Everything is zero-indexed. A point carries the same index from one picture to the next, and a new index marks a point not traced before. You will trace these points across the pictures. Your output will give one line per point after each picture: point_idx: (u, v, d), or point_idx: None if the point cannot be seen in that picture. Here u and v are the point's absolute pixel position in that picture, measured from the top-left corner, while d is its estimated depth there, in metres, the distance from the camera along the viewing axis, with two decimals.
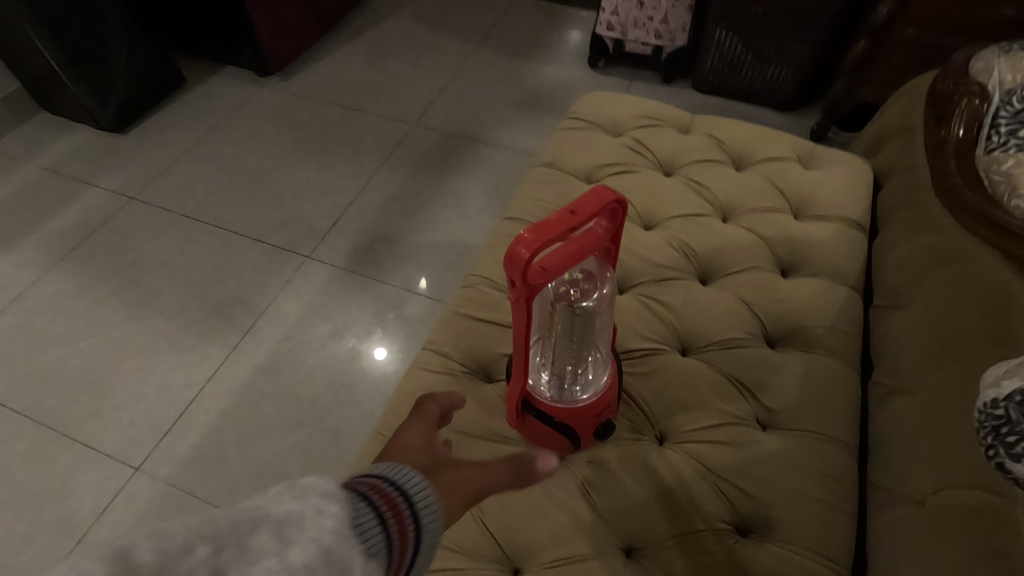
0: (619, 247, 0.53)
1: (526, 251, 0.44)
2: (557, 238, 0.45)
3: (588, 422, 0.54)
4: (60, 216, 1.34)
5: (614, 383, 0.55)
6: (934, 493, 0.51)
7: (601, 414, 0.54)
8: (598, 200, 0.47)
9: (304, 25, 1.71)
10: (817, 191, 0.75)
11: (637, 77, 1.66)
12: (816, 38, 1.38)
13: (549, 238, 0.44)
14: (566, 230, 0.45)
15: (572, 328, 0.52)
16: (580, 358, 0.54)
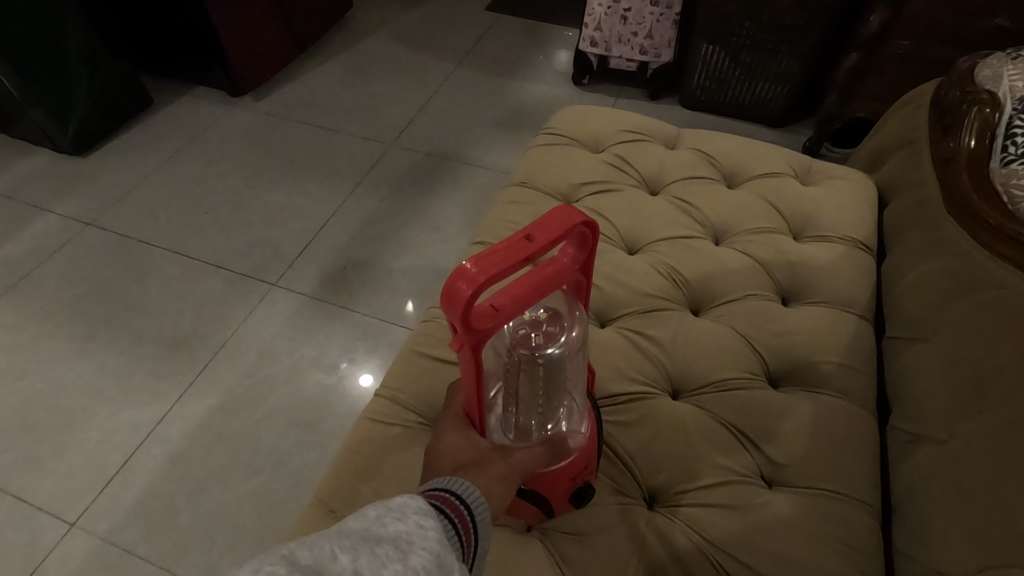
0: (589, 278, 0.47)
1: (469, 289, 0.39)
2: (508, 274, 0.39)
3: (563, 488, 0.46)
4: (10, 244, 1.26)
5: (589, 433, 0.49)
6: (978, 573, 0.43)
7: (577, 478, 0.47)
8: (559, 225, 0.41)
9: (278, 43, 1.66)
10: (817, 209, 0.69)
11: (623, 94, 1.61)
12: (806, 52, 1.34)
13: (499, 273, 0.39)
14: (519, 263, 0.39)
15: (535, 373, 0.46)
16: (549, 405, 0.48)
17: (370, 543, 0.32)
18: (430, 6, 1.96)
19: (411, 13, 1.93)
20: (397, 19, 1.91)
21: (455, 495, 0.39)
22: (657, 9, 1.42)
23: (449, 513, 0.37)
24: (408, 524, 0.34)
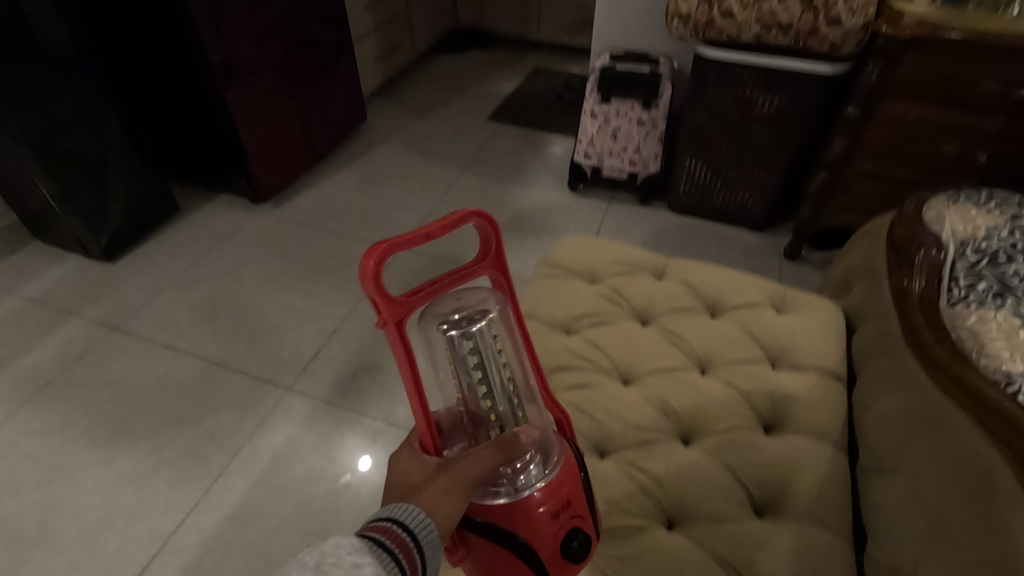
0: (502, 275, 0.59)
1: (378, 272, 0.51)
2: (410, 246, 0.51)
3: (543, 515, 0.54)
4: (38, 349, 1.32)
5: (569, 469, 0.57)
6: None
7: (557, 509, 0.54)
8: (451, 220, 0.53)
9: (298, 156, 1.81)
10: (791, 339, 0.76)
11: (615, 200, 1.74)
12: (780, 169, 1.48)
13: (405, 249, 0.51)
14: (418, 238, 0.51)
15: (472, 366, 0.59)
16: (506, 416, 0.61)
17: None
18: (437, 117, 2.14)
19: (420, 124, 2.11)
20: (406, 129, 2.08)
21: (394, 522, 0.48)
22: (644, 127, 1.59)
23: (386, 546, 0.46)
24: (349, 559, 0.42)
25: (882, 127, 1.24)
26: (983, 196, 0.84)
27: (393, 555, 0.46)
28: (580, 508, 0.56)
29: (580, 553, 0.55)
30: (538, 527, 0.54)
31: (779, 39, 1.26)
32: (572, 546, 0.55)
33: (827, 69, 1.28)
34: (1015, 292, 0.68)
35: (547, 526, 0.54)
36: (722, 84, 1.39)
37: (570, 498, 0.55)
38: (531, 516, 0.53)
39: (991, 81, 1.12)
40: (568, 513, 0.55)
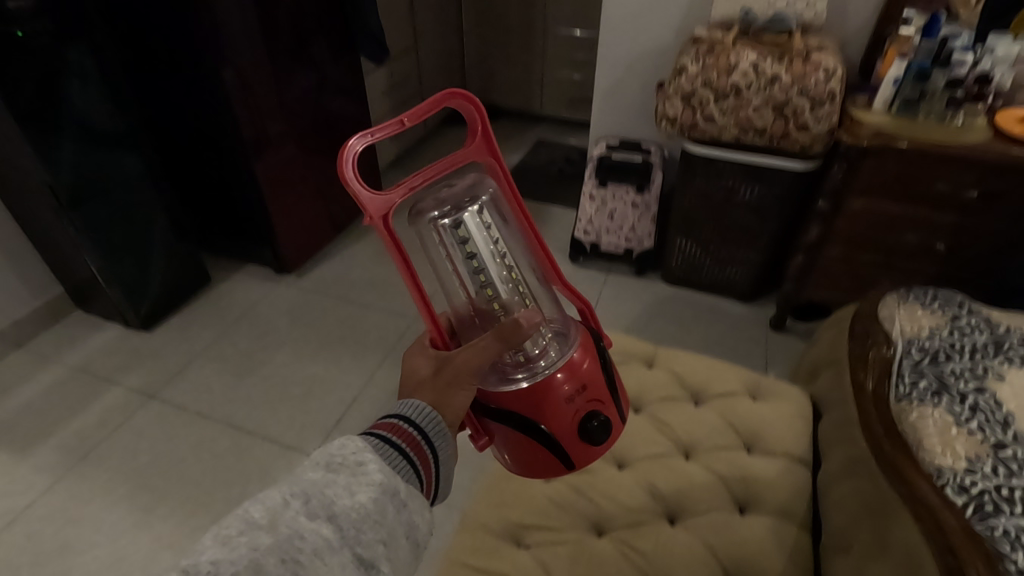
0: (486, 142, 0.69)
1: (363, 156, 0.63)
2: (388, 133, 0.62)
3: (558, 394, 0.69)
4: (81, 416, 1.44)
5: (590, 372, 0.72)
6: None
7: (571, 389, 0.70)
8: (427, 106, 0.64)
9: (320, 230, 1.97)
10: (763, 427, 0.88)
11: (613, 271, 1.88)
12: (762, 248, 1.62)
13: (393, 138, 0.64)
14: (394, 124, 0.62)
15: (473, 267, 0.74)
16: (506, 304, 0.75)
17: (333, 474, 0.50)
18: None
19: None
20: None
21: (397, 420, 0.59)
22: (637, 208, 1.73)
23: (393, 443, 0.56)
24: (357, 453, 0.52)
25: (850, 218, 1.38)
26: (928, 296, 0.97)
27: (401, 448, 0.56)
28: (596, 395, 0.71)
29: (598, 438, 0.71)
30: (555, 409, 0.69)
31: (755, 140, 1.42)
32: (591, 428, 0.70)
33: (799, 166, 1.43)
34: (950, 390, 0.80)
35: (564, 411, 0.69)
36: (709, 175, 1.54)
37: (586, 385, 0.71)
38: (548, 393, 0.69)
39: (942, 181, 1.26)
40: (581, 398, 0.70)
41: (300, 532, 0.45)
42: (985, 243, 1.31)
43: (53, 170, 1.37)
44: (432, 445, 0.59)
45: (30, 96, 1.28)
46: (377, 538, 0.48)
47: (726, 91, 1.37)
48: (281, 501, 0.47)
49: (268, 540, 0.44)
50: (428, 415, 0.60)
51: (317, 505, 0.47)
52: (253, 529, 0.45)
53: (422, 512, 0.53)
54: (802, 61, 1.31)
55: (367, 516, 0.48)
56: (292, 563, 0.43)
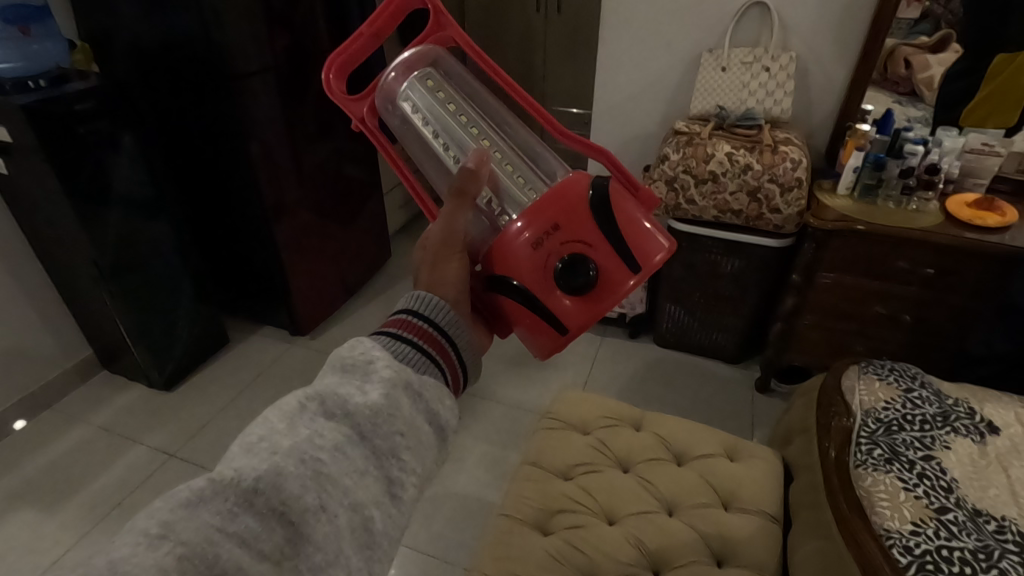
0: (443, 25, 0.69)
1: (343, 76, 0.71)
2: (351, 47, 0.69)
3: (534, 229, 0.61)
4: (106, 474, 1.52)
5: (569, 211, 0.61)
6: None
7: (547, 221, 0.61)
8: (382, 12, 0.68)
9: (333, 294, 2.10)
10: (738, 485, 0.97)
11: (607, 334, 2.00)
12: (745, 315, 1.74)
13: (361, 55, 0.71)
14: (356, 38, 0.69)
15: (434, 142, 0.69)
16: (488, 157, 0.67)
17: (345, 377, 0.46)
18: None
19: None
20: None
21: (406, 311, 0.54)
22: None
23: (404, 336, 0.51)
24: (367, 350, 0.48)
25: (823, 290, 1.51)
26: (885, 369, 1.08)
27: (413, 339, 0.51)
28: (581, 236, 0.61)
29: (588, 284, 0.61)
30: (527, 257, 0.61)
31: (732, 219, 1.58)
32: (574, 274, 0.61)
33: (774, 243, 1.58)
34: (901, 459, 0.91)
35: (539, 258, 0.61)
36: (693, 249, 1.68)
37: (559, 225, 0.61)
38: (525, 234, 0.61)
39: (902, 260, 1.39)
40: (555, 242, 0.61)
41: (317, 432, 0.41)
42: (946, 316, 1.43)
43: (98, 244, 1.51)
44: (448, 334, 0.54)
45: (86, 180, 1.44)
46: (395, 429, 0.44)
47: (705, 176, 1.53)
48: (293, 406, 0.43)
49: (285, 445, 0.40)
50: (437, 305, 0.55)
51: (331, 406, 0.43)
52: (268, 435, 0.41)
53: (442, 397, 0.49)
54: (771, 152, 1.47)
55: (384, 409, 0.44)
56: (312, 465, 0.40)
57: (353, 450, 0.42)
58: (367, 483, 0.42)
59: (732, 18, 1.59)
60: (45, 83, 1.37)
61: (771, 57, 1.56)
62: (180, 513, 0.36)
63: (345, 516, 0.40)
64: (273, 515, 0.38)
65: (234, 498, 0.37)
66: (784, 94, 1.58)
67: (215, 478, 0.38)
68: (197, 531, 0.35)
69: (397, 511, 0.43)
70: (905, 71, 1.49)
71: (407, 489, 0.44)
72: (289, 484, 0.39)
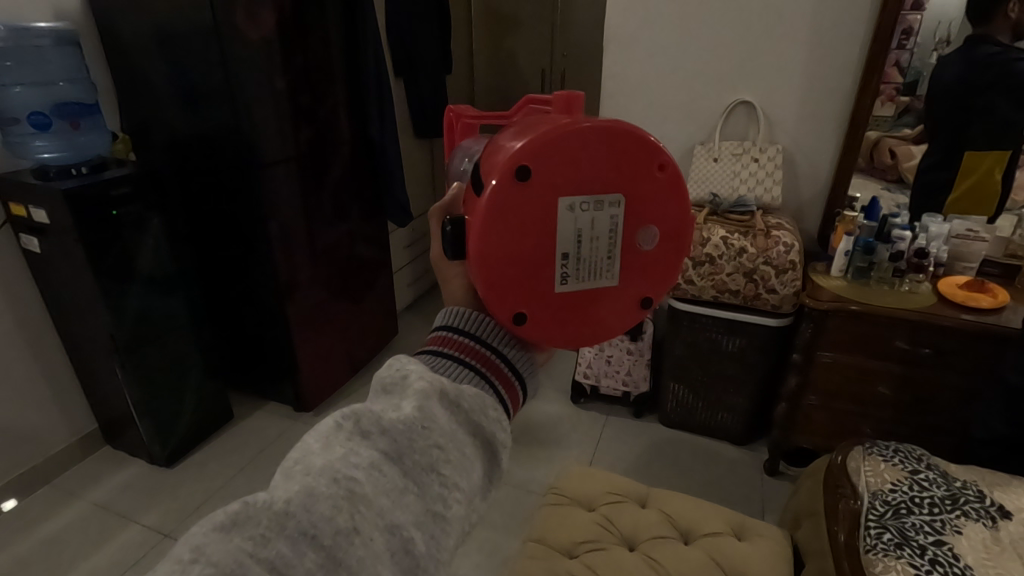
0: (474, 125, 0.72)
1: None
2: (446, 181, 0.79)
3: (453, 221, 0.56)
4: (98, 554, 1.48)
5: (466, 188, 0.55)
6: None
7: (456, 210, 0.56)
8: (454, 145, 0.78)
9: (339, 370, 2.12)
10: (747, 566, 0.94)
11: (611, 413, 1.99)
12: (749, 394, 1.74)
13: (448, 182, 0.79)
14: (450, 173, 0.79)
15: None
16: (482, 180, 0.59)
17: (382, 398, 0.43)
18: None
19: None
20: None
21: (446, 327, 0.51)
22: (632, 355, 1.89)
23: (446, 352, 0.49)
24: (404, 368, 0.45)
25: (824, 368, 1.52)
26: (890, 450, 1.08)
27: (455, 355, 0.49)
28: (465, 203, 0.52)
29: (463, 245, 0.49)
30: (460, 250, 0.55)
31: (730, 299, 1.63)
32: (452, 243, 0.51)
33: (775, 323, 1.60)
34: (911, 544, 0.89)
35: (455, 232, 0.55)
36: (694, 327, 1.71)
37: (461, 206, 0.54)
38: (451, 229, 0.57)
39: (899, 340, 1.42)
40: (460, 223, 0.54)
41: (353, 451, 0.39)
42: (951, 397, 1.43)
43: (117, 319, 1.56)
44: (493, 347, 0.50)
45: (113, 259, 1.52)
46: (434, 443, 0.41)
47: (702, 258, 1.60)
48: (330, 428, 0.41)
49: (319, 465, 0.38)
50: (476, 319, 0.52)
51: (367, 424, 0.41)
52: (302, 458, 0.39)
53: (486, 408, 0.45)
54: (764, 237, 1.55)
55: (420, 423, 0.41)
56: (347, 484, 0.37)
57: (389, 468, 0.39)
58: (406, 502, 0.39)
59: (721, 114, 1.73)
60: (87, 170, 1.49)
61: (759, 149, 1.68)
62: (213, 536, 0.33)
63: (382, 538, 0.37)
64: (305, 540, 0.35)
65: (268, 523, 0.35)
66: (773, 182, 1.68)
67: (250, 500, 0.35)
68: (229, 554, 0.33)
69: (442, 535, 0.39)
70: (891, 160, 1.57)
71: (452, 507, 0.40)
72: (321, 504, 0.36)
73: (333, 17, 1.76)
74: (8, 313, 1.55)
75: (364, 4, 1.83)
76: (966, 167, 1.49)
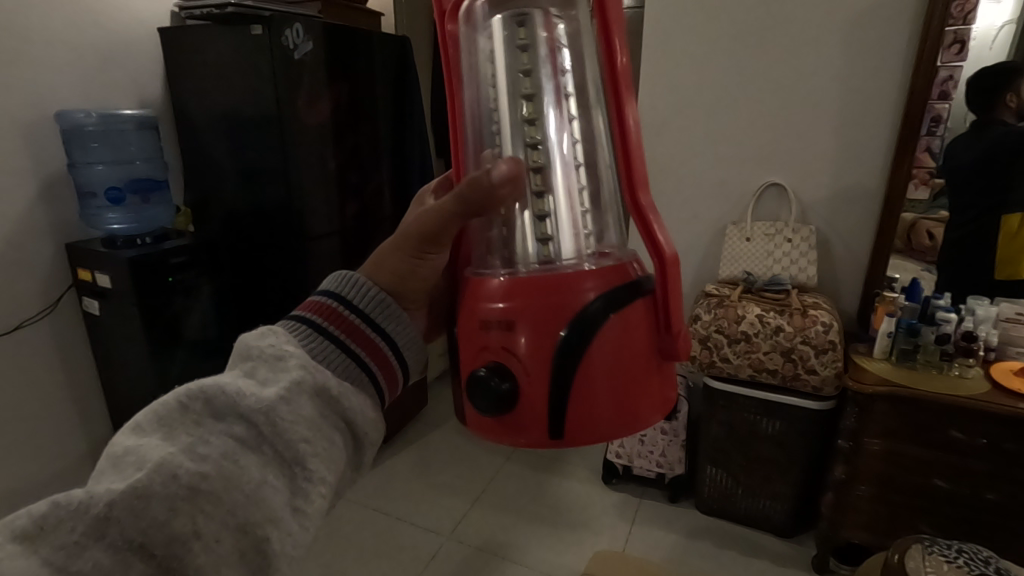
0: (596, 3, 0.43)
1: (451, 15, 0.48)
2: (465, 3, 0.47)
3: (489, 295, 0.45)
4: None
5: (541, 318, 0.43)
6: None
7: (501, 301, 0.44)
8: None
9: None
10: None
11: (645, 496, 1.90)
12: (792, 481, 1.65)
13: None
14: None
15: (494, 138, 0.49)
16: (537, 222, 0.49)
17: (247, 375, 0.42)
18: None
19: None
20: None
21: (335, 298, 0.48)
22: (667, 435, 1.83)
23: (329, 331, 0.46)
24: (281, 341, 0.44)
25: (872, 456, 1.45)
26: (953, 550, 1.00)
27: (333, 337, 0.46)
28: (531, 357, 0.43)
29: (495, 405, 0.44)
30: (468, 325, 0.46)
31: (769, 378, 1.58)
32: (489, 391, 0.43)
33: (815, 405, 1.55)
34: None
35: (473, 341, 0.46)
36: (731, 409, 1.66)
37: (511, 321, 0.43)
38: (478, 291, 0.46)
39: (954, 429, 1.35)
40: (495, 334, 0.44)
41: (201, 441, 0.38)
42: (1018, 494, 1.32)
43: (160, 382, 1.61)
44: (383, 333, 0.49)
45: (163, 323, 1.58)
46: (302, 434, 0.41)
47: (738, 336, 1.58)
48: (173, 411, 0.40)
49: (150, 463, 0.36)
50: (378, 299, 0.49)
51: (221, 407, 0.40)
52: (140, 450, 0.37)
53: (366, 407, 0.45)
54: (801, 315, 1.52)
55: (281, 411, 0.40)
56: (189, 483, 0.36)
57: (247, 460, 0.39)
58: (268, 497, 0.38)
59: (753, 196, 1.76)
60: (150, 240, 1.60)
61: (792, 229, 1.69)
62: (12, 550, 0.33)
63: (231, 540, 0.37)
64: (134, 549, 0.34)
65: (85, 527, 0.34)
66: (808, 263, 1.68)
67: (60, 502, 0.35)
68: (30, 568, 0.33)
69: (302, 529, 0.40)
70: (929, 242, 1.56)
71: (315, 502, 0.41)
72: (154, 509, 0.35)
73: (383, 105, 1.92)
74: (60, 373, 1.62)
75: (412, 92, 2.01)
76: (1011, 230, 1.46)
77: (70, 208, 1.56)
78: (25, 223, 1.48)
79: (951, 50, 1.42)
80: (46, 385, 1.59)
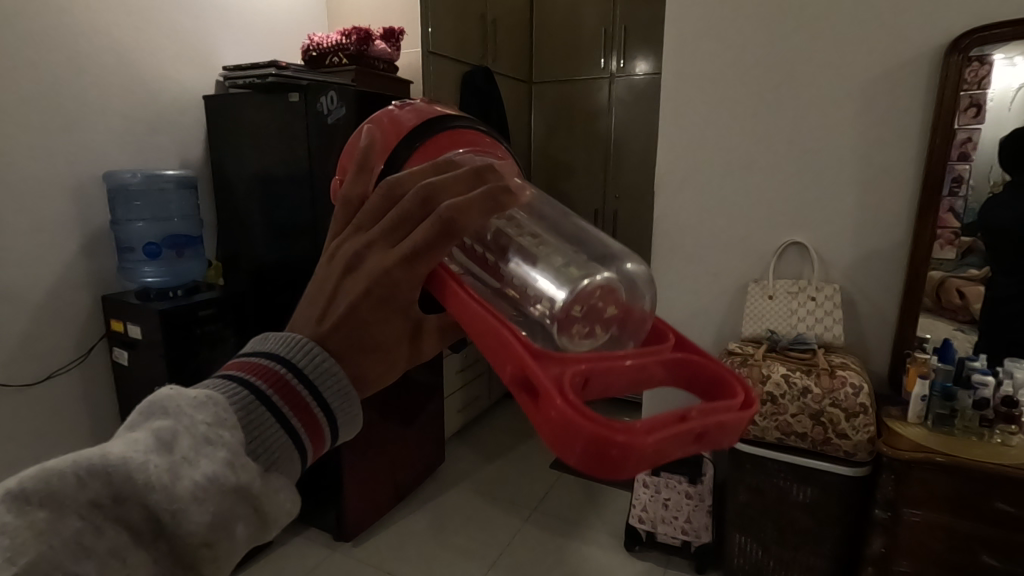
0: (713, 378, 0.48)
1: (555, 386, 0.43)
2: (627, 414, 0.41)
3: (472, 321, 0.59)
4: None
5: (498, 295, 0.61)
6: None
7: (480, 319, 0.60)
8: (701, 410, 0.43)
9: (386, 497, 2.03)
10: None
11: (671, 566, 1.80)
12: (827, 554, 1.55)
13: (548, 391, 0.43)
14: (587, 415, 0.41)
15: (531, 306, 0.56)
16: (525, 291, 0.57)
17: (159, 452, 0.38)
18: (506, 463, 2.42)
19: (490, 467, 2.38)
20: (478, 472, 2.35)
21: (282, 361, 0.48)
22: (692, 499, 1.76)
23: (273, 401, 0.46)
24: (218, 422, 0.42)
25: (912, 528, 1.36)
26: None
27: (276, 409, 0.46)
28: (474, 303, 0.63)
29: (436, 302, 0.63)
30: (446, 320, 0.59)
31: (797, 442, 1.53)
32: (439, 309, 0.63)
33: (848, 470, 1.48)
34: None
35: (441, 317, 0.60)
36: (759, 473, 1.59)
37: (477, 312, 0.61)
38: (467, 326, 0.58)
39: (1000, 500, 1.28)
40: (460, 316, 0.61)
41: (94, 530, 0.35)
42: None
43: None
44: (324, 407, 0.49)
45: (188, 374, 1.60)
46: (204, 541, 0.38)
47: (763, 398, 1.53)
48: (69, 485, 0.35)
49: (25, 560, 0.32)
50: (322, 365, 0.49)
51: (127, 492, 0.36)
52: (21, 528, 0.33)
53: (283, 500, 0.44)
54: (829, 376, 1.48)
55: (190, 514, 0.37)
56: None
57: (136, 559, 0.36)
58: None
59: (773, 255, 1.76)
60: (181, 292, 1.65)
61: (815, 288, 1.68)
62: None
63: None
64: None
65: None
66: (833, 322, 1.65)
67: None
68: None
69: None
70: (959, 300, 1.55)
71: None
72: None
73: None
74: (84, 422, 1.64)
75: None
76: None
77: (110, 262, 1.64)
78: (66, 275, 1.55)
79: (967, 114, 1.46)
80: (69, 434, 1.61)
